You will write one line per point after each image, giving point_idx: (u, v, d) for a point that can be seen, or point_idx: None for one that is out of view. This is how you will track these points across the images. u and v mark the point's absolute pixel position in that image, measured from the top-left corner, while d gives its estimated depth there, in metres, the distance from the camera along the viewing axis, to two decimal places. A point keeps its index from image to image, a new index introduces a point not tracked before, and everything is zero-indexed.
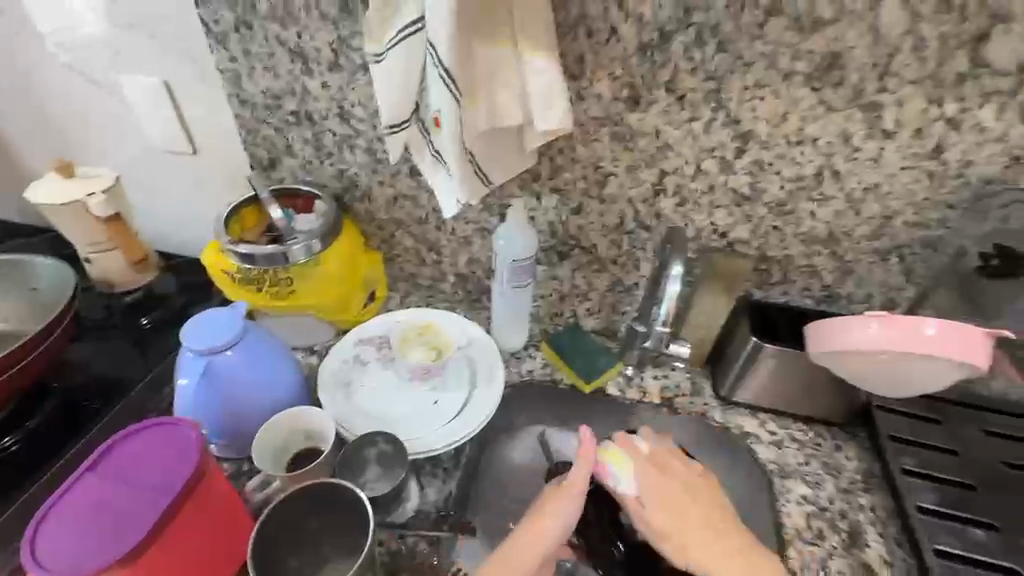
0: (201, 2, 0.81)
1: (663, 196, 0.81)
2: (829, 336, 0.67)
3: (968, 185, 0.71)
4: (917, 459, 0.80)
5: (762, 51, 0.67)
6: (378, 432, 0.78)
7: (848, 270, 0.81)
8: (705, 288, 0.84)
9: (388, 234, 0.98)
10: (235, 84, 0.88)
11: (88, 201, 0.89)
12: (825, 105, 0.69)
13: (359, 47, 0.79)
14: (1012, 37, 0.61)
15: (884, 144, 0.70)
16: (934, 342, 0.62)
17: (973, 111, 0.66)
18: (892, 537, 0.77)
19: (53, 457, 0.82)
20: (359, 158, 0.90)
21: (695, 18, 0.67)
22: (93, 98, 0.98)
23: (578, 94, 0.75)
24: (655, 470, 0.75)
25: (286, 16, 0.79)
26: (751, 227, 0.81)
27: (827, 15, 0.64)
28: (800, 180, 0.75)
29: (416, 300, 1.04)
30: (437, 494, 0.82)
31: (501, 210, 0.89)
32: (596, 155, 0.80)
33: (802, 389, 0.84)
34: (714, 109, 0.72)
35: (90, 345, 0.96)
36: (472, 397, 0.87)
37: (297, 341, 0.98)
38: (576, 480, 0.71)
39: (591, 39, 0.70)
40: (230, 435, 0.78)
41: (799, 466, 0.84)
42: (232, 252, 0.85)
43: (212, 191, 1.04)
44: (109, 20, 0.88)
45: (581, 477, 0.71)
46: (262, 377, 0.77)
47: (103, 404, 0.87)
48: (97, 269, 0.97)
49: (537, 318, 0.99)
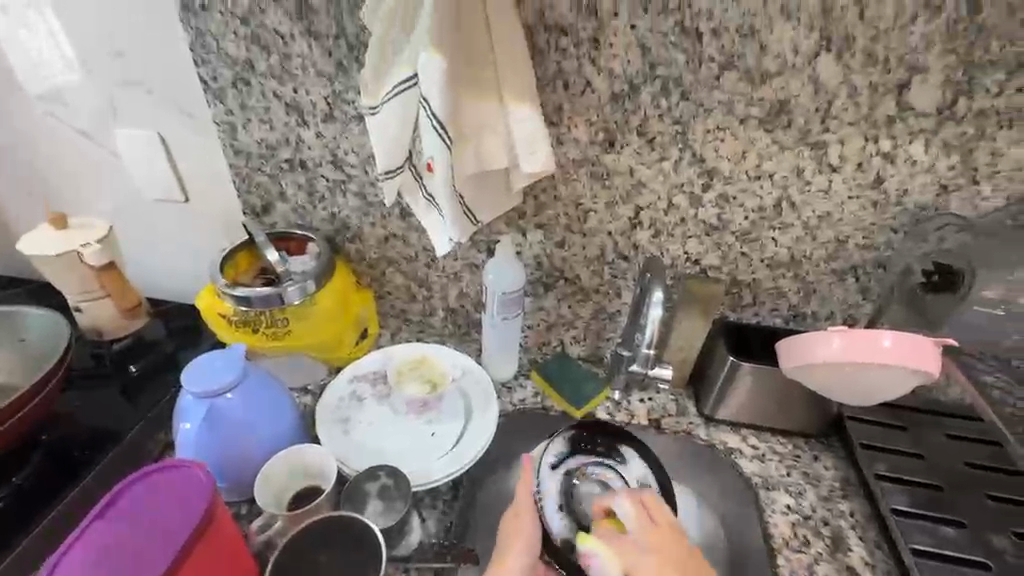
0: (200, 61, 0.86)
1: (639, 229, 0.87)
2: (798, 352, 0.73)
3: (907, 211, 0.79)
4: (888, 464, 0.86)
5: (719, 99, 0.76)
6: (379, 467, 0.80)
7: (811, 290, 0.88)
8: (683, 313, 0.89)
9: (380, 272, 1.02)
10: (231, 136, 0.92)
11: (82, 251, 0.90)
12: (778, 145, 0.78)
13: (352, 100, 0.85)
14: (929, 85, 0.71)
15: (832, 177, 0.79)
16: (888, 354, 0.69)
17: (904, 147, 0.75)
18: (871, 540, 0.82)
19: (43, 511, 0.80)
20: (351, 202, 0.95)
21: (660, 72, 0.75)
22: (85, 150, 1.01)
23: (558, 138, 0.82)
24: (636, 547, 0.70)
25: (283, 74, 0.84)
26: (721, 254, 0.88)
27: (772, 68, 0.73)
28: (761, 210, 0.83)
29: (408, 335, 1.06)
30: (438, 526, 0.84)
31: (489, 246, 0.94)
32: (576, 193, 0.86)
33: (779, 403, 0.90)
34: (680, 149, 0.80)
35: (80, 395, 0.95)
36: (468, 427, 0.90)
37: (292, 380, 0.99)
38: (524, 498, 0.78)
39: (568, 90, 0.78)
40: (230, 477, 0.79)
41: (782, 477, 0.89)
42: (229, 296, 0.87)
43: (204, 237, 1.06)
44: (106, 77, 0.92)
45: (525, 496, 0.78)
46: (262, 416, 0.78)
47: (95, 453, 0.87)
48: (88, 318, 0.97)
49: (526, 348, 1.03)
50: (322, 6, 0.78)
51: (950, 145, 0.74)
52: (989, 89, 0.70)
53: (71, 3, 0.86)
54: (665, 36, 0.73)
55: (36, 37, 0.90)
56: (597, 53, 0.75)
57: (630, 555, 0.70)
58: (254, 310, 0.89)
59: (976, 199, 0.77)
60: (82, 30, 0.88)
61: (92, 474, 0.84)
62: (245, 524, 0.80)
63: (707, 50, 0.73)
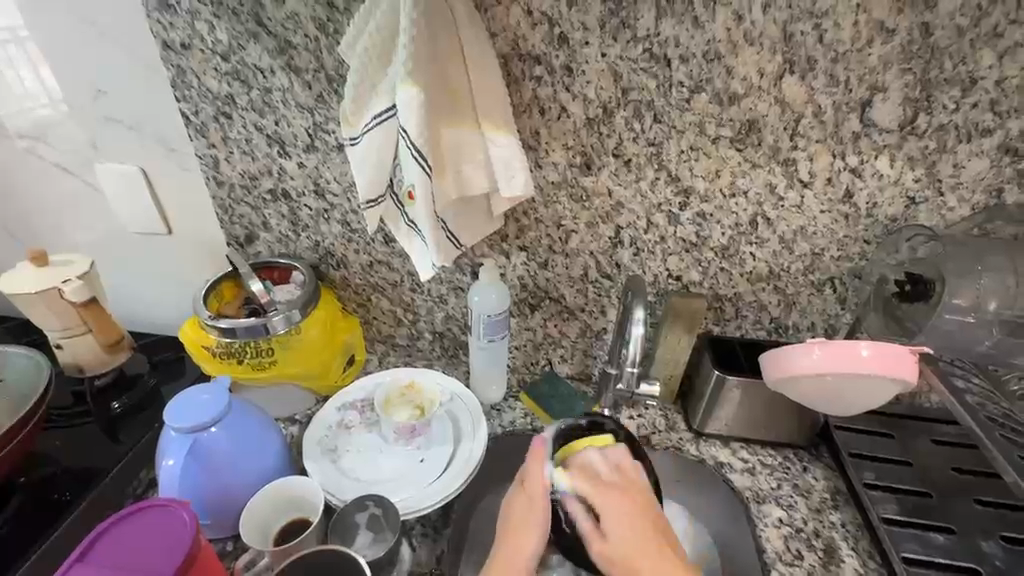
0: (182, 96, 0.87)
1: (621, 248, 0.89)
2: (779, 365, 0.74)
3: (878, 223, 0.82)
4: (876, 472, 0.87)
5: (691, 120, 0.78)
6: (367, 497, 0.78)
7: (791, 302, 0.90)
8: (669, 327, 0.90)
9: (365, 298, 1.02)
10: (213, 168, 0.93)
11: (63, 287, 0.89)
12: (749, 162, 0.80)
13: (333, 130, 0.86)
14: (890, 102, 0.74)
15: (804, 192, 0.81)
16: (867, 363, 0.70)
17: (870, 162, 0.78)
18: (864, 550, 0.82)
19: (17, 560, 0.77)
20: (334, 229, 0.95)
21: (632, 96, 0.77)
22: (67, 185, 1.00)
23: (537, 162, 0.83)
24: (617, 487, 0.70)
25: (264, 107, 0.86)
26: (701, 270, 0.89)
27: (740, 90, 0.75)
28: (738, 226, 0.85)
29: (395, 360, 1.06)
30: (430, 555, 0.82)
31: (473, 268, 0.95)
32: (557, 215, 0.87)
33: (766, 416, 0.91)
34: (656, 170, 0.82)
35: (58, 436, 0.93)
36: (457, 451, 0.89)
37: (279, 410, 0.98)
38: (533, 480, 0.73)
39: (544, 116, 0.80)
40: (215, 514, 0.77)
41: (772, 489, 0.89)
42: (212, 327, 0.87)
43: (187, 268, 1.06)
44: (87, 114, 0.92)
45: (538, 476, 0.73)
46: (247, 450, 0.77)
47: (75, 495, 0.84)
48: (68, 354, 0.96)
49: (514, 368, 1.03)
50: (301, 41, 0.80)
51: (914, 159, 0.77)
52: (947, 105, 0.73)
53: (52, 43, 0.87)
54: (635, 62, 0.75)
55: (20, 77, 0.90)
56: (571, 80, 0.77)
57: (603, 501, 0.69)
58: (239, 341, 0.88)
59: (943, 210, 0.79)
60: (65, 68, 0.89)
61: (70, 518, 0.82)
62: (231, 562, 0.78)
63: (676, 75, 0.75)
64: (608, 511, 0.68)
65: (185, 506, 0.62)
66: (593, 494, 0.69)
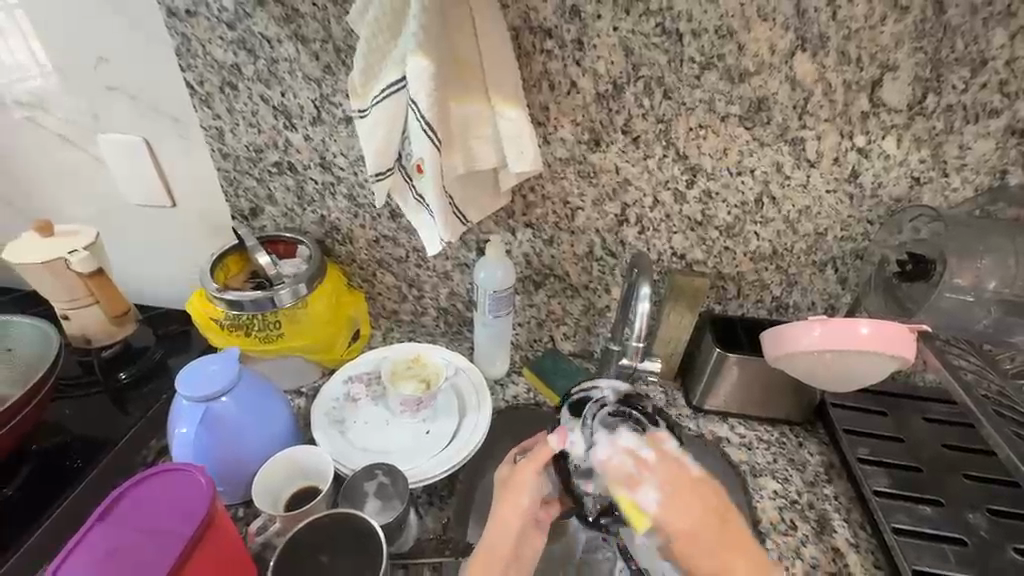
0: (186, 65, 0.86)
1: (626, 226, 0.89)
2: (781, 342, 0.75)
3: (882, 204, 0.83)
4: (869, 448, 0.89)
5: (701, 97, 0.78)
6: (376, 466, 0.81)
7: (792, 282, 0.91)
8: (672, 305, 0.91)
9: (370, 273, 1.02)
10: (218, 140, 0.92)
11: (69, 259, 0.89)
12: (758, 141, 0.80)
13: (340, 103, 0.85)
14: (899, 83, 0.74)
15: (810, 172, 0.81)
16: (867, 341, 0.71)
17: (878, 142, 0.78)
18: (856, 521, 0.85)
19: (33, 522, 0.79)
20: (340, 204, 0.95)
21: (643, 72, 0.77)
22: (67, 157, 1.00)
23: (545, 138, 0.83)
24: (683, 496, 0.62)
25: (270, 77, 0.85)
26: (705, 249, 0.90)
27: (751, 67, 0.75)
28: (744, 205, 0.85)
29: (399, 336, 1.07)
30: (436, 522, 0.85)
31: (478, 245, 0.96)
32: (564, 191, 0.88)
33: (764, 394, 0.93)
34: (665, 147, 0.82)
35: (68, 404, 0.94)
36: (463, 424, 0.90)
37: (284, 383, 0.99)
38: (524, 479, 0.68)
39: (553, 91, 0.80)
40: (230, 482, 0.79)
41: (768, 464, 0.92)
42: (219, 300, 0.87)
43: (193, 241, 1.06)
44: (88, 83, 0.91)
45: (531, 476, 0.68)
46: (254, 419, 0.78)
47: (86, 462, 0.86)
48: (75, 325, 0.96)
49: (517, 345, 1.04)
50: (309, 10, 0.78)
51: (920, 140, 0.77)
52: (956, 85, 0.73)
53: (43, 9, 0.86)
54: (647, 37, 0.75)
55: (11, 48, 0.90)
56: (581, 54, 0.77)
57: (678, 520, 0.61)
58: (246, 314, 0.89)
59: (946, 190, 0.80)
60: (64, 35, 0.87)
61: (84, 484, 0.84)
62: (242, 527, 0.80)
63: (687, 50, 0.75)
64: (682, 533, 0.61)
65: (198, 467, 0.64)
66: (669, 508, 0.61)
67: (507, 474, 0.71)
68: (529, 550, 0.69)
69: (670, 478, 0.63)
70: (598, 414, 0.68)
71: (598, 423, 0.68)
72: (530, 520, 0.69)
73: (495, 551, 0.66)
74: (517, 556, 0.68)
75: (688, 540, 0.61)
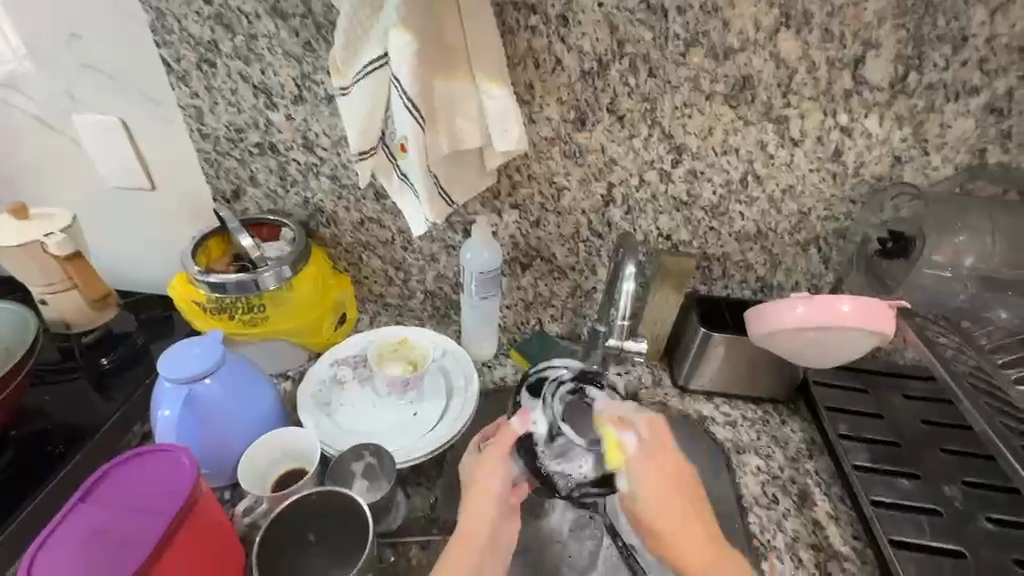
0: (163, 42, 0.84)
1: (612, 206, 0.89)
2: (766, 318, 0.76)
3: (864, 182, 0.83)
4: (850, 424, 0.91)
5: (686, 75, 0.77)
6: (364, 447, 0.81)
7: (777, 261, 0.92)
8: (657, 285, 0.91)
9: (356, 257, 1.01)
10: (197, 120, 0.90)
11: (46, 241, 0.87)
12: (742, 120, 0.80)
13: (322, 81, 0.84)
14: (882, 60, 0.74)
15: (794, 151, 0.82)
16: (847, 316, 0.73)
17: (860, 120, 0.78)
18: (835, 495, 0.87)
19: (15, 508, 0.78)
20: (324, 185, 0.94)
21: (628, 49, 0.76)
22: (42, 138, 0.97)
23: (531, 117, 0.83)
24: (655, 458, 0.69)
25: (249, 54, 0.83)
26: (691, 229, 0.90)
27: (736, 44, 0.75)
28: (729, 184, 0.86)
29: (386, 320, 1.07)
30: (424, 502, 0.85)
31: (465, 226, 0.95)
32: (550, 171, 0.87)
33: (748, 373, 0.94)
34: (650, 126, 0.82)
35: (48, 390, 0.93)
36: (450, 405, 0.91)
37: (269, 367, 0.99)
38: (492, 462, 0.71)
39: (539, 69, 0.79)
40: (215, 464, 0.78)
41: (752, 441, 0.93)
42: (201, 282, 0.86)
43: (174, 225, 1.04)
44: (61, 61, 0.88)
45: (499, 460, 0.71)
46: (239, 401, 0.77)
47: (68, 447, 0.85)
48: (54, 310, 0.95)
49: (505, 327, 1.04)
50: None
51: (902, 118, 0.78)
52: (937, 63, 0.74)
53: None
54: (632, 14, 0.74)
55: None
56: (566, 31, 0.76)
57: (647, 476, 0.68)
58: (229, 297, 0.88)
59: (927, 169, 0.81)
60: (35, 11, 0.84)
61: (66, 468, 0.83)
62: (228, 510, 0.80)
63: (672, 27, 0.74)
64: (646, 487, 0.67)
65: (184, 450, 0.64)
66: (642, 460, 0.68)
67: (473, 461, 0.73)
68: (503, 538, 0.70)
69: (653, 441, 0.70)
70: (557, 392, 0.75)
71: (558, 401, 0.74)
72: (502, 504, 0.70)
73: (466, 539, 0.67)
74: (494, 544, 0.69)
75: (650, 498, 0.67)
